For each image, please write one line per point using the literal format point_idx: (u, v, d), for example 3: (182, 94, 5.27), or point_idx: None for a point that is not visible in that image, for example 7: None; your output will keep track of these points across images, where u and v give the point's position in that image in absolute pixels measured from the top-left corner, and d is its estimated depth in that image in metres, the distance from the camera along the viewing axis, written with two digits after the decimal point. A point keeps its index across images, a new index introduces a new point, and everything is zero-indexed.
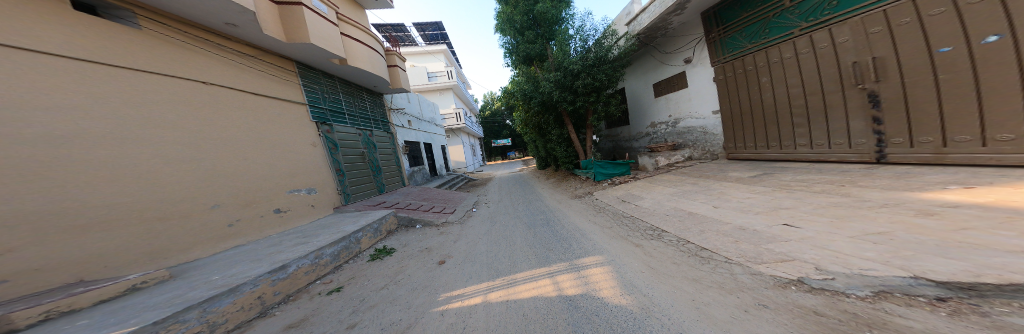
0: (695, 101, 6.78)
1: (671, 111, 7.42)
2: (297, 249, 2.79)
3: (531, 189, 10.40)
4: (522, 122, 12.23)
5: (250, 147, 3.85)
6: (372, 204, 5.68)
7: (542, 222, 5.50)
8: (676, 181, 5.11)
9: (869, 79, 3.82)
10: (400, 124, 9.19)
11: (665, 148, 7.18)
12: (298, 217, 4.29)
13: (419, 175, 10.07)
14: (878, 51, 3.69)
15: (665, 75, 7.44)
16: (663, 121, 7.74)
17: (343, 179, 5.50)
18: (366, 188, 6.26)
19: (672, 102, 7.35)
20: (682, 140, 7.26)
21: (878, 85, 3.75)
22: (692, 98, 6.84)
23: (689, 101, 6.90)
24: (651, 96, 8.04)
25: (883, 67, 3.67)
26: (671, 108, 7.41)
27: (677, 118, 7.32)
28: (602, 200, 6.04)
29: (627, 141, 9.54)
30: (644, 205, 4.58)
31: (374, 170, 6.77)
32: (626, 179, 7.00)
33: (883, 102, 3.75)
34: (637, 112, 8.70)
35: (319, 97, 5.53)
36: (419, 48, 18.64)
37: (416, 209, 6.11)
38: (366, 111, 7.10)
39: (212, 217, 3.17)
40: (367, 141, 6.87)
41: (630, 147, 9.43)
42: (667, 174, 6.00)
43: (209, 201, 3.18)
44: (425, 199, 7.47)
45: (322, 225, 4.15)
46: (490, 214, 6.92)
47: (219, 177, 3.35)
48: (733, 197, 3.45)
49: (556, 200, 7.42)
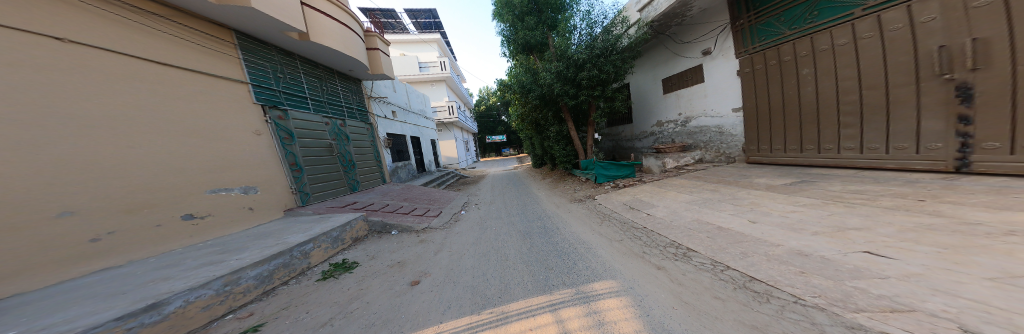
0: (712, 98, 6.34)
1: (683, 108, 7.02)
2: (192, 276, 2.33)
3: (526, 190, 9.79)
4: (518, 117, 11.62)
5: (149, 132, 2.89)
6: (341, 206, 5.00)
7: (541, 232, 4.88)
8: (690, 187, 4.54)
9: (962, 67, 3.15)
10: (384, 116, 8.35)
11: (676, 149, 6.70)
12: (221, 225, 3.32)
13: (404, 170, 9.29)
14: (979, 32, 3.00)
15: (679, 69, 7.01)
16: (673, 119, 7.35)
17: (301, 175, 4.64)
18: (334, 186, 5.47)
19: (686, 98, 6.91)
20: (693, 140, 6.87)
21: (974, 75, 3.09)
22: (709, 95, 6.40)
23: (705, 98, 6.46)
24: (661, 92, 7.66)
25: (988, 49, 2.95)
26: (682, 106, 7.02)
27: (688, 117, 6.92)
28: (607, 206, 5.49)
29: (630, 140, 9.14)
30: (657, 215, 3.99)
31: (345, 165, 5.94)
32: (632, 182, 6.47)
33: (978, 97, 3.09)
34: (645, 109, 8.24)
35: (269, 77, 4.58)
36: (409, 35, 17.61)
37: (393, 211, 5.57)
38: (336, 96, 6.27)
39: (66, 230, 2.20)
40: (337, 132, 6.00)
41: (633, 148, 9.03)
42: (678, 178, 5.46)
43: (59, 206, 2.19)
44: (406, 198, 6.86)
45: (251, 238, 3.30)
46: (481, 219, 6.26)
47: (77, 168, 2.34)
48: (771, 209, 2.87)
49: (553, 204, 6.84)
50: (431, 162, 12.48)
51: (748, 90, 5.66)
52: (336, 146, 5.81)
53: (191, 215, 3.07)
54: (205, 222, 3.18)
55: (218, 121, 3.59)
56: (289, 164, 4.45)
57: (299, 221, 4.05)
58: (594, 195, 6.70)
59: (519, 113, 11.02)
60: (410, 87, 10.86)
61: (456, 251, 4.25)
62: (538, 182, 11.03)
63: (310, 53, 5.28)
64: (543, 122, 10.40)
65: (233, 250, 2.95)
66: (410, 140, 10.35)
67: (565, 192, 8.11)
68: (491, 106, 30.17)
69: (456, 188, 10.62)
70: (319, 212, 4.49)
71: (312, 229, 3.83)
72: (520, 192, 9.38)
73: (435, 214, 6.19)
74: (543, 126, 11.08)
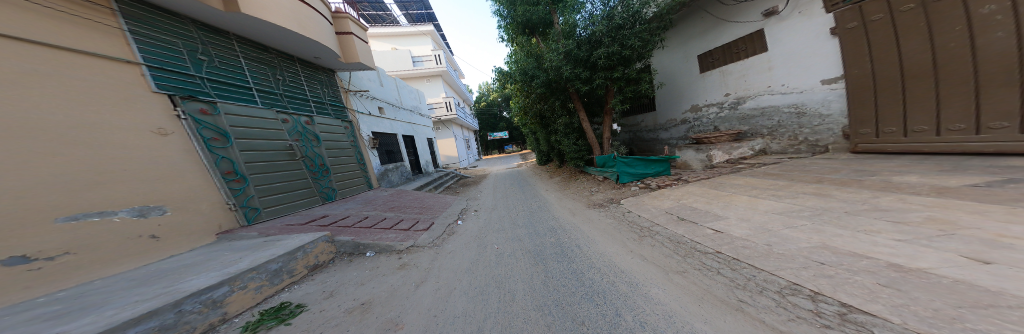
0: (781, 70, 5.47)
1: (731, 88, 6.32)
2: None
3: (533, 192, 8.60)
4: (520, 110, 10.47)
5: None
6: (304, 222, 3.95)
7: (557, 254, 3.68)
8: (769, 189, 3.23)
9: None
10: (368, 112, 7.32)
11: (727, 137, 5.41)
12: (86, 267, 2.16)
13: (395, 173, 8.25)
14: None
15: (727, 38, 6.21)
16: (718, 101, 6.59)
17: (244, 186, 3.63)
18: (297, 196, 4.43)
19: (739, 75, 6.12)
20: (750, 126, 6.10)
21: None
22: (776, 66, 5.53)
23: (770, 71, 5.62)
24: (696, 72, 6.97)
25: None
26: (730, 85, 6.30)
27: (738, 98, 6.21)
28: (641, 215, 4.18)
29: (652, 131, 8.38)
30: (733, 230, 2.70)
31: (314, 171, 4.91)
32: (669, 181, 5.15)
33: None
34: (681, 92, 7.33)
35: (184, 59, 3.55)
36: (401, 29, 16.61)
37: (369, 226, 4.49)
38: (297, 88, 5.25)
39: None
40: (301, 132, 4.98)
41: (658, 139, 8.24)
42: (738, 175, 4.13)
43: None
44: (393, 208, 5.79)
45: (129, 284, 2.09)
46: (481, 233, 5.14)
47: None
48: (996, 234, 1.56)
49: (569, 213, 5.62)
50: (429, 163, 11.48)
51: (854, 54, 4.59)
52: (301, 148, 4.80)
53: (24, 258, 1.91)
54: (54, 264, 2.03)
55: (87, 115, 2.50)
56: (223, 172, 3.43)
57: (227, 249, 2.87)
58: (618, 199, 5.46)
59: (522, 106, 9.93)
60: (401, 82, 9.90)
61: (445, 283, 3.11)
62: (545, 182, 9.90)
63: (250, 32, 4.24)
64: (549, 113, 9.48)
65: (60, 315, 1.67)
66: (403, 139, 9.33)
67: (580, 194, 6.89)
68: (491, 103, 29.18)
69: (456, 190, 9.59)
70: (268, 232, 3.38)
71: (236, 263, 2.57)
72: (526, 195, 8.21)
73: (425, 227, 5.08)
74: (550, 118, 9.97)
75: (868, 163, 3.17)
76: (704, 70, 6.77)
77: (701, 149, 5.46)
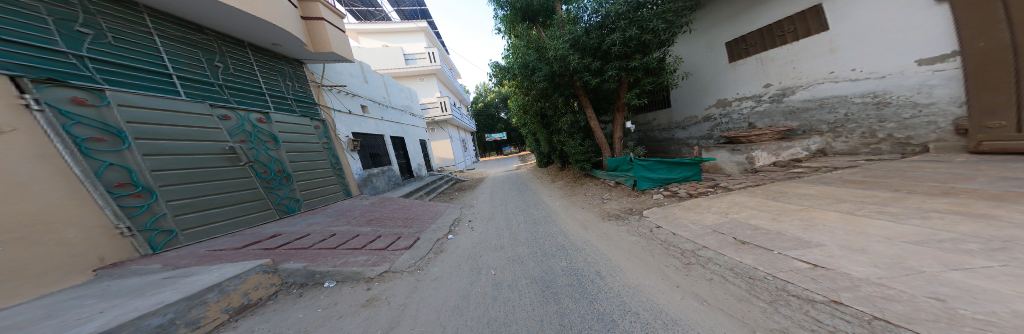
0: (848, 51, 4.74)
1: (772, 78, 5.65)
2: None
3: (534, 199, 7.75)
4: (520, 109, 9.70)
5: None
6: (242, 245, 3.04)
7: (572, 289, 2.77)
8: (869, 204, 2.51)
9: None
10: (348, 111, 6.44)
11: (773, 135, 4.67)
12: None
13: (382, 179, 7.39)
14: None
15: (767, 20, 5.61)
16: (755, 94, 5.96)
17: (149, 202, 2.68)
18: (237, 212, 3.50)
19: (785, 61, 5.45)
20: (799, 123, 5.42)
21: None
22: (840, 47, 4.81)
23: (834, 53, 4.87)
24: (726, 61, 6.39)
25: None
26: (770, 73, 5.69)
27: (784, 88, 5.52)
28: (677, 233, 3.53)
29: (665, 129, 8.06)
30: (845, 268, 1.93)
31: (267, 178, 4.03)
32: (703, 188, 4.49)
33: None
34: (705, 84, 6.86)
35: (51, 31, 2.49)
36: (392, 25, 15.75)
37: (333, 247, 3.60)
38: (245, 81, 4.33)
39: None
40: (251, 131, 4.08)
41: (672, 138, 7.89)
42: (810, 184, 3.30)
43: None
44: (371, 221, 4.89)
45: None
46: (476, 253, 4.24)
47: None
48: None
49: (582, 228, 4.83)
50: (422, 166, 10.64)
51: (969, 27, 3.73)
52: (248, 151, 3.91)
53: None
54: None
55: None
56: (111, 184, 2.45)
57: (89, 296, 1.89)
58: (639, 209, 4.92)
59: (519, 104, 9.16)
60: (389, 79, 9.04)
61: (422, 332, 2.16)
62: (547, 187, 9.08)
63: (177, 6, 3.35)
64: (552, 110, 8.79)
65: None
66: (391, 141, 8.48)
67: (592, 207, 6.09)
68: (488, 103, 28.36)
69: (451, 196, 8.77)
70: (178, 263, 2.47)
71: (87, 321, 1.63)
72: (527, 204, 7.36)
73: (405, 246, 4.21)
74: (552, 117, 9.30)
75: (1021, 173, 2.41)
76: (733, 59, 6.24)
77: (737, 149, 4.80)
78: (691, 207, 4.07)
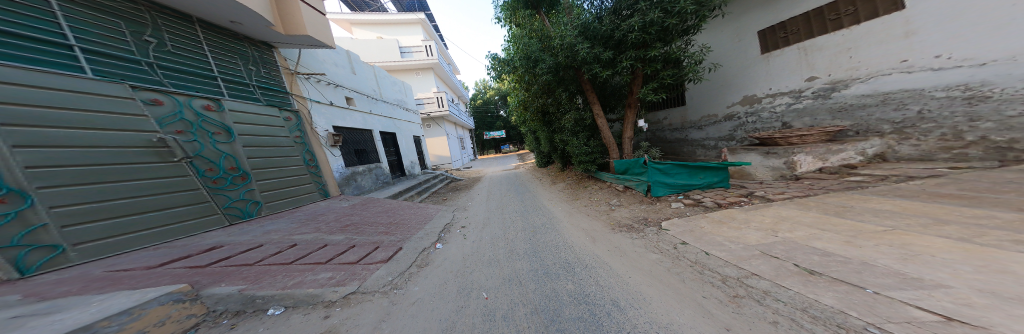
0: (927, 35, 4.13)
1: (820, 70, 5.07)
2: None
3: (534, 202, 7.14)
4: (519, 105, 9.14)
5: None
6: (159, 262, 2.59)
7: (584, 326, 2.08)
8: (990, 228, 1.88)
9: None
10: (329, 103, 5.88)
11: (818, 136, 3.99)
12: None
13: (367, 177, 6.79)
14: None
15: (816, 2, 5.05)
16: (794, 89, 5.39)
17: (18, 210, 2.08)
18: (167, 220, 2.98)
19: (839, 49, 4.86)
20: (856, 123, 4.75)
21: None
22: (919, 30, 4.19)
23: (909, 38, 4.25)
24: (756, 52, 5.83)
25: None
26: (816, 65, 5.12)
27: (836, 81, 4.94)
28: (711, 254, 2.88)
29: (678, 130, 7.51)
30: (1007, 327, 1.26)
31: (213, 178, 3.48)
32: (734, 197, 3.86)
33: None
34: (731, 80, 6.25)
35: None
36: (388, 16, 15.05)
37: (287, 262, 3.10)
38: (190, 61, 3.70)
39: None
40: (193, 120, 3.47)
41: (686, 139, 7.34)
42: (884, 198, 2.68)
43: None
44: (346, 227, 4.37)
45: None
46: (466, 267, 3.62)
47: None
48: None
49: (589, 241, 4.19)
50: (415, 164, 10.00)
51: None
52: (189, 144, 3.33)
53: None
54: None
55: None
56: None
57: None
58: (656, 220, 4.28)
59: (520, 100, 8.60)
60: (381, 71, 8.43)
61: None
62: (547, 189, 8.46)
63: None
64: (553, 107, 8.26)
65: None
66: (381, 137, 7.86)
67: (596, 215, 5.50)
68: (487, 100, 27.62)
69: (444, 196, 8.15)
70: (47, 294, 1.86)
71: None
72: (525, 207, 6.76)
73: (382, 259, 3.69)
74: (553, 114, 8.73)
75: None
76: (766, 51, 5.70)
77: (772, 152, 4.22)
78: (722, 220, 3.44)
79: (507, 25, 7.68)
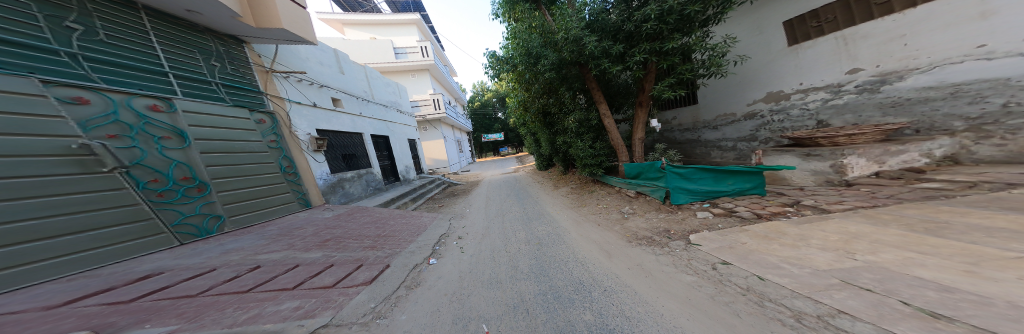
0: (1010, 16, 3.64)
1: (864, 62, 4.60)
2: None
3: (537, 209, 6.58)
4: (519, 106, 8.63)
5: None
6: (66, 300, 1.94)
7: None
8: None
9: None
10: (312, 104, 5.32)
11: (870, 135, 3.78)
12: None
13: (357, 185, 6.20)
14: None
15: None
16: (830, 83, 4.92)
17: None
18: (93, 243, 2.37)
19: (890, 37, 4.37)
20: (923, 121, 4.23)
21: None
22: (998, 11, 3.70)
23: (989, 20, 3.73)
24: (783, 45, 5.38)
25: None
26: (854, 56, 4.69)
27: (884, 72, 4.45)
28: (766, 278, 2.32)
29: (689, 130, 7.08)
30: None
31: (159, 190, 2.88)
32: (777, 207, 3.44)
33: None
34: (751, 76, 5.80)
35: None
36: (381, 16, 14.61)
37: (245, 289, 2.50)
38: (132, 55, 3.14)
39: None
40: (132, 123, 2.86)
41: (699, 139, 6.90)
42: (985, 212, 2.29)
43: None
44: (326, 242, 3.78)
45: None
46: (462, 289, 3.04)
47: None
48: None
49: (604, 256, 3.62)
50: (411, 168, 9.45)
51: None
52: (125, 150, 2.72)
53: None
54: None
55: None
56: None
57: None
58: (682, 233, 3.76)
59: (520, 100, 8.14)
60: (373, 72, 7.94)
61: None
62: (550, 194, 7.91)
63: None
64: (555, 108, 7.78)
65: None
66: (373, 140, 7.32)
67: (607, 224, 4.94)
68: (483, 103, 27.24)
69: (441, 203, 7.60)
70: None
71: None
72: (528, 215, 6.18)
73: (364, 280, 3.12)
74: (556, 115, 8.26)
75: None
76: (792, 43, 5.26)
77: (813, 154, 4.03)
78: (773, 236, 2.87)
79: (504, 22, 7.27)
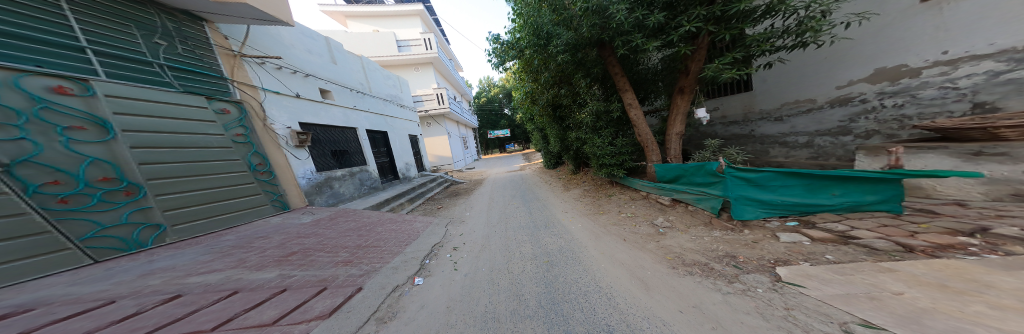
0: None
1: None
2: None
3: (543, 214, 5.64)
4: (526, 99, 7.71)
5: None
6: None
7: None
8: None
9: None
10: (296, 94, 5.27)
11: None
12: None
13: (348, 184, 6.10)
14: None
15: None
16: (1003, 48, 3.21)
17: None
18: None
19: None
20: None
21: None
22: None
23: None
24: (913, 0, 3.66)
25: None
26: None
27: None
28: None
29: (737, 124, 5.81)
30: None
31: (61, 195, 2.51)
32: (941, 237, 2.21)
33: None
34: (845, 48, 4.27)
35: None
36: (385, 8, 14.22)
37: (134, 332, 1.72)
38: (32, 24, 2.73)
39: None
40: (25, 109, 2.49)
41: (752, 135, 5.61)
42: None
43: None
44: (286, 258, 3.17)
45: None
46: (449, 328, 2.16)
47: None
48: None
49: (639, 288, 2.58)
50: (410, 165, 9.17)
51: None
52: (11, 143, 2.35)
53: None
54: None
55: None
56: None
57: None
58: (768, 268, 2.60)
59: (527, 92, 7.33)
60: (370, 63, 7.84)
61: None
62: (560, 196, 6.93)
63: None
64: (568, 98, 6.72)
65: None
66: (368, 135, 7.26)
67: (638, 241, 3.85)
68: (492, 99, 26.58)
69: (440, 203, 6.93)
70: None
71: None
72: (534, 222, 5.20)
73: (322, 311, 2.32)
74: (568, 107, 7.07)
75: None
76: None
77: (987, 152, 2.78)
78: (973, 291, 1.69)
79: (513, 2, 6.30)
